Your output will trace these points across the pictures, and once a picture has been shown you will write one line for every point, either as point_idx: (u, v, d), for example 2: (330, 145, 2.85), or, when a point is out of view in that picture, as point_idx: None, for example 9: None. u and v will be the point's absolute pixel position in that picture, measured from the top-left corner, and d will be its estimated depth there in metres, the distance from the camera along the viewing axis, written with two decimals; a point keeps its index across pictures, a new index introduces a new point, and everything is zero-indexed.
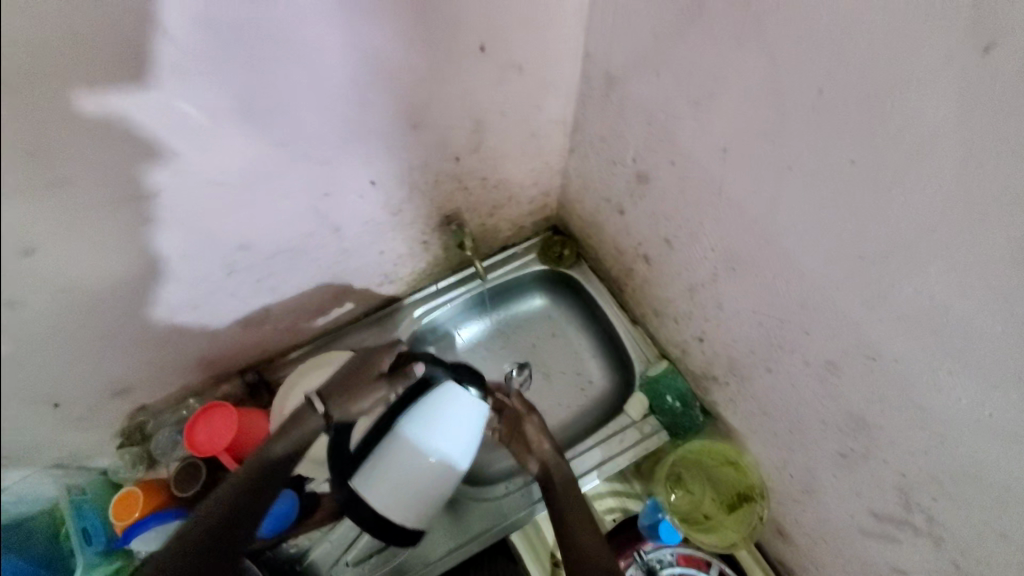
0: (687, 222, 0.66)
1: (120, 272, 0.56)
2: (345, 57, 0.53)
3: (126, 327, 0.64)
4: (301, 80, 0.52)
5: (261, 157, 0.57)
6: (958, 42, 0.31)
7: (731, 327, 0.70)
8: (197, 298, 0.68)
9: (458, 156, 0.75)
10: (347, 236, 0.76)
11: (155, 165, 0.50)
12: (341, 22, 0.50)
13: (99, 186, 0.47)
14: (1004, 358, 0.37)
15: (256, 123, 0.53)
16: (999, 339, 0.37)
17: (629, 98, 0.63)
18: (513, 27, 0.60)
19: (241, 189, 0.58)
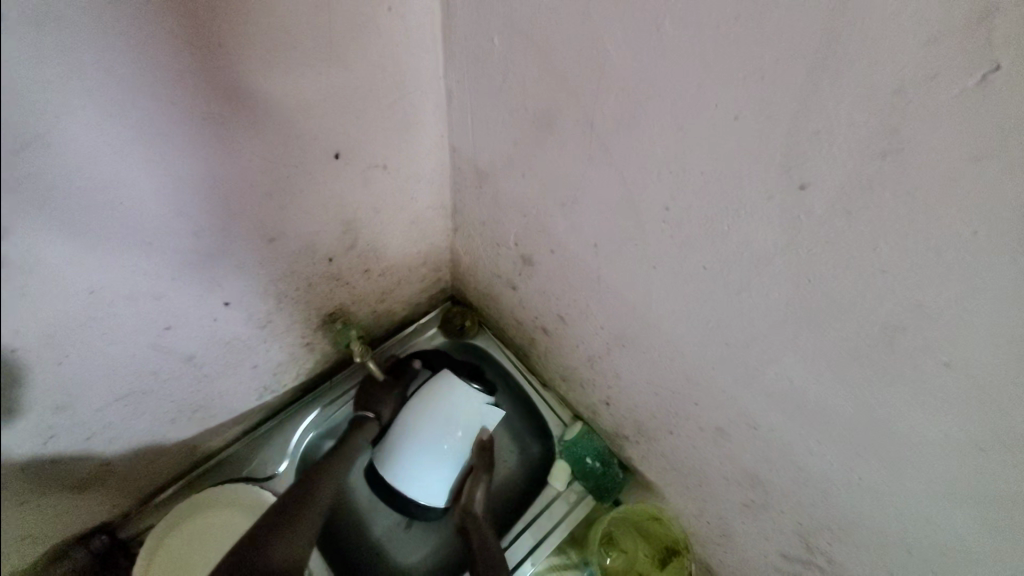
0: (575, 302, 0.67)
1: None
2: (167, 189, 0.44)
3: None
4: (128, 218, 0.43)
5: (79, 307, 0.45)
6: (773, 180, 0.33)
7: (632, 395, 0.71)
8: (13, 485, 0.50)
9: (332, 256, 0.68)
10: (205, 362, 0.65)
11: None
12: (155, 155, 0.41)
13: None
14: (864, 432, 0.41)
15: (76, 274, 0.42)
16: (861, 417, 0.40)
17: (502, 192, 0.63)
18: (370, 130, 0.56)
19: (51, 349, 0.45)
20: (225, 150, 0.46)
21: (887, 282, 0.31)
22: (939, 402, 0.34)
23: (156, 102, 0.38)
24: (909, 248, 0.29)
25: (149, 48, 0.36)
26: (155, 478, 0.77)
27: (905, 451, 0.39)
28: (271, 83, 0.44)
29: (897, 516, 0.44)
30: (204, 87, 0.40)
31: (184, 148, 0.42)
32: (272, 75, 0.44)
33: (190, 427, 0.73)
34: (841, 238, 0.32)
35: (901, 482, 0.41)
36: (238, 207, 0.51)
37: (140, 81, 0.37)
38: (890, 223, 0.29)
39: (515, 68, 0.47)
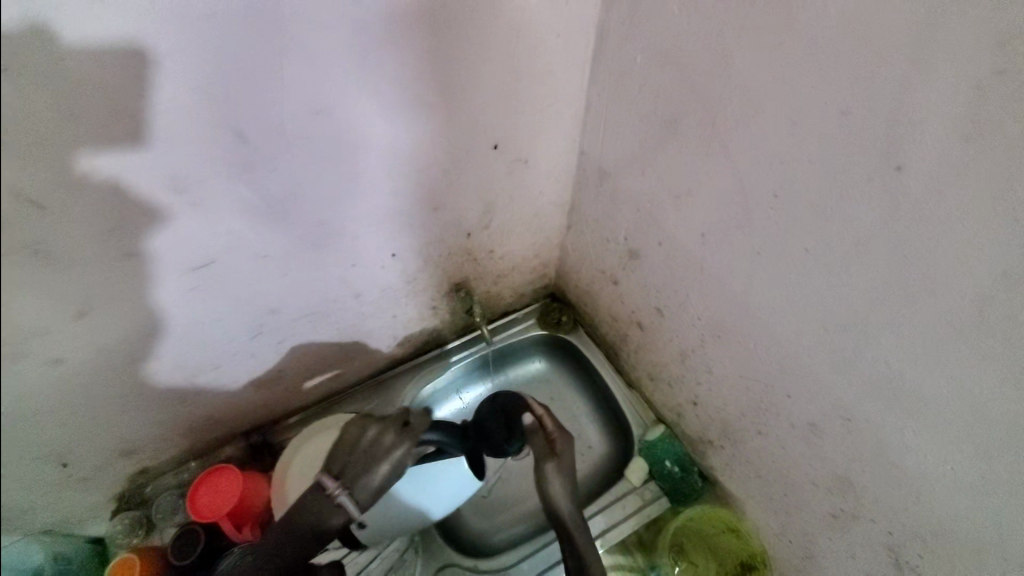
0: (677, 293, 0.73)
1: (116, 329, 0.57)
2: (379, 156, 0.62)
3: (146, 387, 0.68)
4: (352, 173, 0.62)
5: (309, 232, 0.65)
6: (872, 163, 0.40)
7: (721, 391, 0.75)
8: (187, 351, 0.69)
9: (470, 232, 0.83)
10: (365, 302, 0.82)
11: (164, 217, 0.52)
12: (374, 130, 0.59)
13: (120, 240, 0.50)
14: (958, 416, 0.43)
15: (314, 207, 0.62)
16: (956, 399, 0.42)
17: (622, 190, 0.74)
18: (522, 128, 0.71)
19: (282, 258, 0.66)
20: (423, 131, 0.63)
21: (977, 252, 0.36)
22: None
23: (391, 91, 0.57)
24: (996, 219, 0.34)
25: (400, 54, 0.54)
26: (303, 397, 0.96)
27: (1000, 435, 0.40)
28: (463, 86, 0.61)
29: (995, 516, 0.44)
30: (423, 82, 0.58)
31: (396, 125, 0.60)
32: (465, 78, 0.60)
33: (338, 357, 0.91)
34: (937, 213, 0.37)
35: (999, 476, 0.42)
36: (419, 178, 0.68)
37: (385, 77, 0.55)
38: (980, 195, 0.34)
39: (652, 81, 0.58)
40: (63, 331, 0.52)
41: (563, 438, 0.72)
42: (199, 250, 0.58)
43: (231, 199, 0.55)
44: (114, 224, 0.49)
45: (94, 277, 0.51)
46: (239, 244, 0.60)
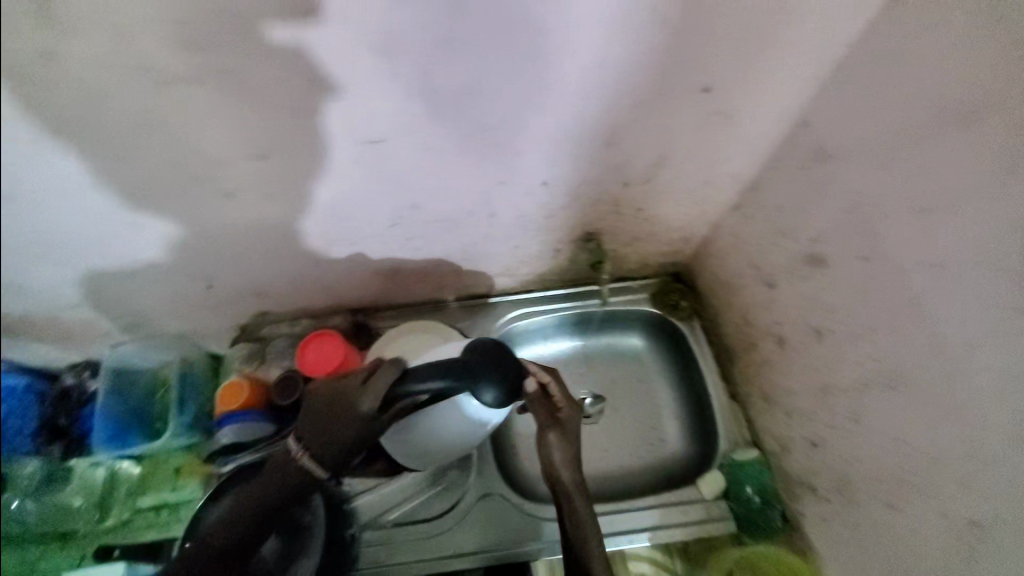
0: (859, 321, 0.61)
1: (281, 178, 0.64)
2: (578, 69, 0.55)
3: (294, 235, 0.76)
4: (537, 78, 0.55)
5: (475, 135, 0.61)
6: None
7: (857, 443, 0.64)
8: (330, 226, 0.75)
9: (627, 182, 0.74)
10: (498, 224, 0.79)
11: (334, 89, 0.54)
12: (582, 41, 0.52)
13: (294, 99, 0.55)
14: None
15: (488, 109, 0.58)
16: None
17: (836, 183, 0.61)
18: (749, 75, 0.59)
19: (436, 155, 0.63)
20: (637, 50, 0.54)
21: None
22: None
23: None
24: None
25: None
26: (410, 295, 1.00)
27: None
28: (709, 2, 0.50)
29: None
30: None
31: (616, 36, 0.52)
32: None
33: (456, 268, 0.92)
34: None
35: None
36: (610, 107, 0.60)
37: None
38: None
39: (967, 50, 0.44)
40: (240, 166, 0.62)
41: (568, 407, 0.73)
42: (376, 125, 0.59)
43: (376, 75, 0.53)
44: (295, 85, 0.53)
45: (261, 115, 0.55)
46: (401, 131, 0.59)
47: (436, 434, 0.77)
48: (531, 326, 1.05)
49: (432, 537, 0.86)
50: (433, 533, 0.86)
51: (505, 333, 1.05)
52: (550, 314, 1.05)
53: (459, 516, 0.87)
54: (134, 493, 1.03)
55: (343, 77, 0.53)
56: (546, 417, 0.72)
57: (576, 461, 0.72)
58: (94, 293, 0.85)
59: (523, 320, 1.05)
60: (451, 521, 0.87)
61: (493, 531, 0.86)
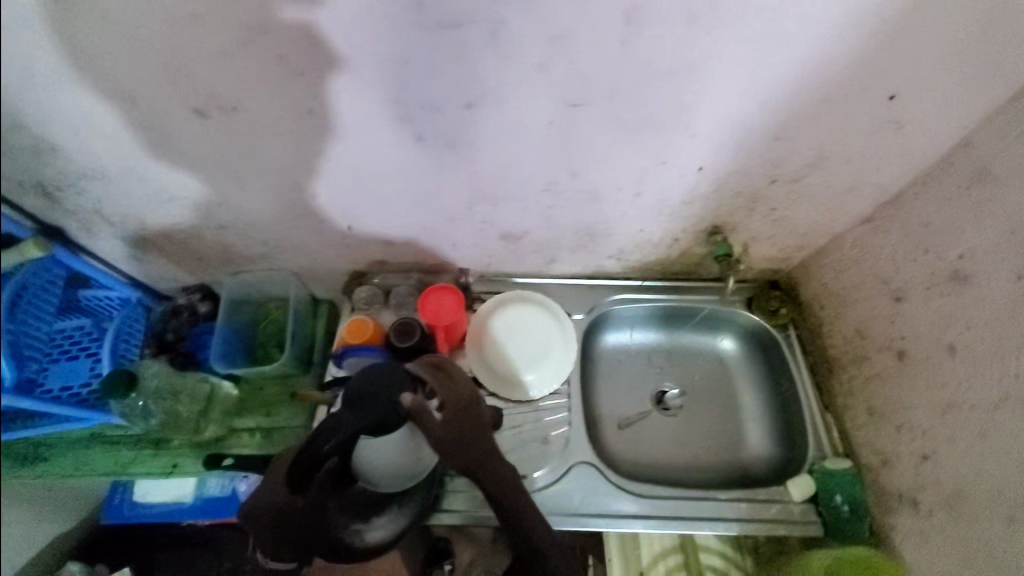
0: (1001, 337, 0.63)
1: (465, 133, 0.68)
2: (788, 61, 0.59)
3: (443, 191, 0.81)
4: (745, 64, 0.59)
5: (667, 113, 0.65)
6: None
7: (978, 457, 0.66)
8: (477, 189, 0.79)
9: (773, 180, 0.77)
10: (639, 203, 0.83)
11: (546, 57, 0.57)
12: (808, 35, 0.56)
13: (497, 63, 0.58)
14: None
15: (688, 89, 0.62)
16: None
17: (996, 203, 0.63)
18: (929, 89, 0.62)
19: (621, 128, 0.67)
20: (836, 47, 0.57)
21: None
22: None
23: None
24: None
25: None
26: (519, 265, 1.04)
27: None
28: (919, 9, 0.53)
29: None
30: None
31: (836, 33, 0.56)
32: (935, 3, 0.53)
33: (575, 244, 0.96)
34: None
35: None
36: (789, 99, 0.64)
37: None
38: None
39: None
40: (426, 119, 0.66)
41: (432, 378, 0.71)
42: (579, 90, 0.61)
43: (580, 45, 0.56)
44: (499, 48, 0.56)
45: (467, 71, 0.59)
46: (603, 99, 0.63)
47: (385, 468, 0.76)
48: (628, 313, 1.09)
49: (526, 492, 0.90)
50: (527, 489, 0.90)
51: (603, 315, 1.08)
52: (648, 304, 1.08)
53: (554, 477, 0.91)
54: (231, 414, 1.06)
55: (547, 45, 0.56)
56: (440, 434, 0.67)
57: (475, 429, 0.74)
58: (248, 219, 0.88)
59: (622, 305, 1.08)
60: (546, 480, 0.91)
61: (585, 498, 0.89)
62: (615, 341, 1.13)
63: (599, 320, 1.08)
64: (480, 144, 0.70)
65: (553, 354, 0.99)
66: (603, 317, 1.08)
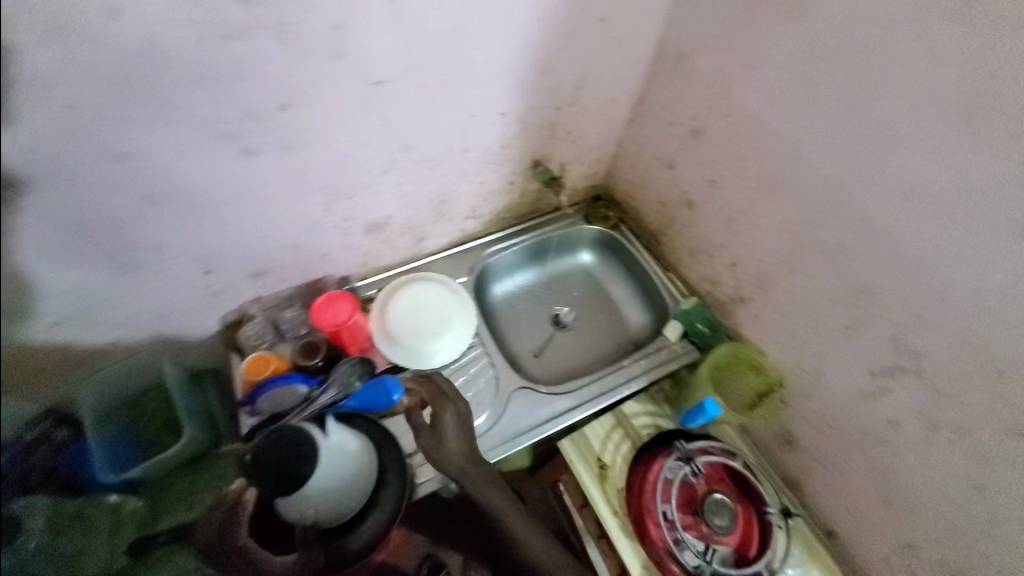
0: (736, 158, 0.90)
1: (296, 134, 0.74)
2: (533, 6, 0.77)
3: (292, 199, 0.84)
4: (499, 18, 0.76)
5: (459, 71, 0.79)
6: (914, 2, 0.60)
7: (757, 244, 0.94)
8: (328, 189, 0.86)
9: (559, 106, 0.97)
10: (469, 157, 0.96)
11: (339, 44, 0.67)
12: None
13: (294, 61, 0.66)
14: (951, 188, 0.63)
15: (466, 47, 0.77)
16: (967, 167, 0.61)
17: (694, 72, 0.91)
18: (625, 8, 0.86)
19: (427, 94, 0.79)
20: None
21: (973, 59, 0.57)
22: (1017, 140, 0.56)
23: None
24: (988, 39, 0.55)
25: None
26: (391, 253, 1.10)
27: (978, 192, 0.61)
28: None
29: (964, 264, 0.65)
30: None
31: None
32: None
33: (432, 215, 1.06)
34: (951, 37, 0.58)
35: (977, 228, 0.62)
36: (547, 36, 0.83)
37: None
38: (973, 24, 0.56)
39: None
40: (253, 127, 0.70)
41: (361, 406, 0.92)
42: (380, 67, 0.72)
43: (363, 30, 0.67)
44: (288, 49, 0.64)
45: (268, 74, 0.65)
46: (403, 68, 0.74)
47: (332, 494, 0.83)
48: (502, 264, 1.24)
49: (483, 437, 1.01)
50: (482, 434, 1.00)
51: (483, 273, 1.22)
52: (513, 248, 1.24)
53: (500, 414, 1.04)
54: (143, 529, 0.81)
55: (337, 33, 0.65)
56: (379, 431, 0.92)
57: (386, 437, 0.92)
58: (97, 289, 0.77)
59: (494, 259, 1.23)
60: (494, 419, 1.03)
61: (528, 417, 1.04)
62: (502, 291, 1.28)
63: (480, 278, 1.22)
64: (313, 144, 0.77)
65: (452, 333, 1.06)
66: (482, 273, 1.22)
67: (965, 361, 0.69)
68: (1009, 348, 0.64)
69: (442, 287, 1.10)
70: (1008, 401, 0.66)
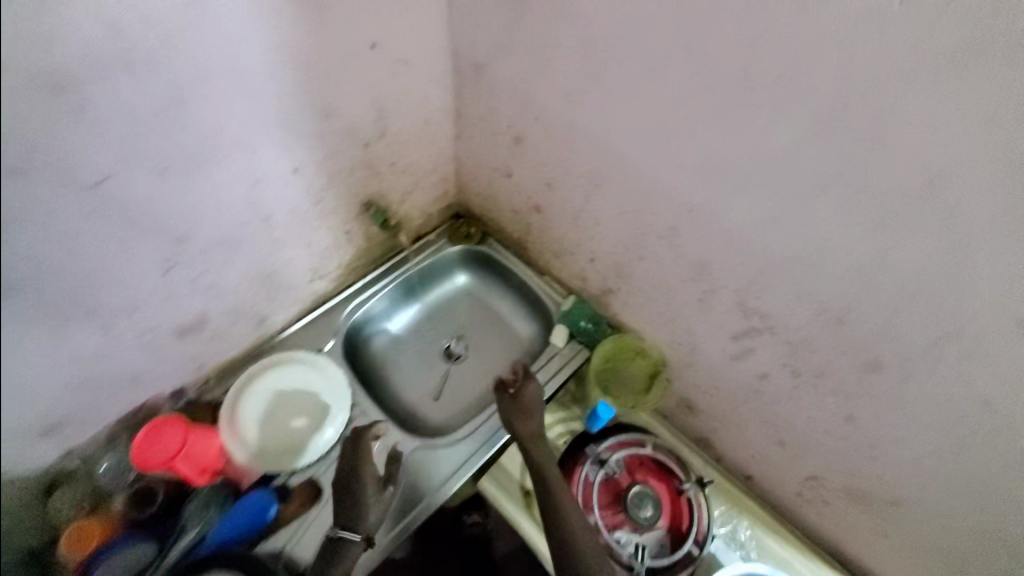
0: (561, 158, 0.86)
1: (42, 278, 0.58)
2: (274, 52, 0.65)
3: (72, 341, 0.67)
4: (237, 72, 0.63)
5: (212, 141, 0.66)
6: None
7: (607, 237, 0.91)
8: (105, 311, 0.70)
9: (367, 143, 0.87)
10: (277, 225, 0.84)
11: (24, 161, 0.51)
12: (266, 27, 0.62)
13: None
14: (747, 159, 0.62)
15: (211, 114, 0.64)
16: (753, 135, 0.60)
17: (496, 79, 0.85)
18: (398, 28, 0.77)
19: (180, 177, 0.66)
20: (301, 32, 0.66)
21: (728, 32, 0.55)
22: (788, 105, 0.56)
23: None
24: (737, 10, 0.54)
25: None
26: (231, 345, 0.95)
27: (769, 160, 0.60)
28: None
29: (776, 229, 0.65)
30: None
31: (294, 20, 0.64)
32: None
33: (262, 293, 0.92)
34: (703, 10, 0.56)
35: (778, 195, 0.62)
36: (312, 79, 0.71)
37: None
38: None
39: None
40: None
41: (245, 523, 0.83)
42: (96, 163, 0.57)
43: (64, 134, 0.52)
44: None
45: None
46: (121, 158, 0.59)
47: None
48: (370, 315, 1.12)
49: (388, 518, 0.91)
50: (385, 517, 0.90)
51: (351, 332, 1.09)
52: (378, 294, 1.13)
53: (403, 487, 0.94)
54: None
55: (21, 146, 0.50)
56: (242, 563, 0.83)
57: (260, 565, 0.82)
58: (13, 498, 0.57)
59: (358, 313, 1.10)
60: (396, 495, 0.93)
61: (433, 478, 0.96)
62: (382, 339, 1.16)
63: (347, 337, 1.09)
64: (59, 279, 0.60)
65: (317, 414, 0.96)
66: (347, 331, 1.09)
67: (803, 316, 0.71)
68: (834, 299, 0.65)
69: (300, 367, 0.97)
70: (845, 344, 0.69)
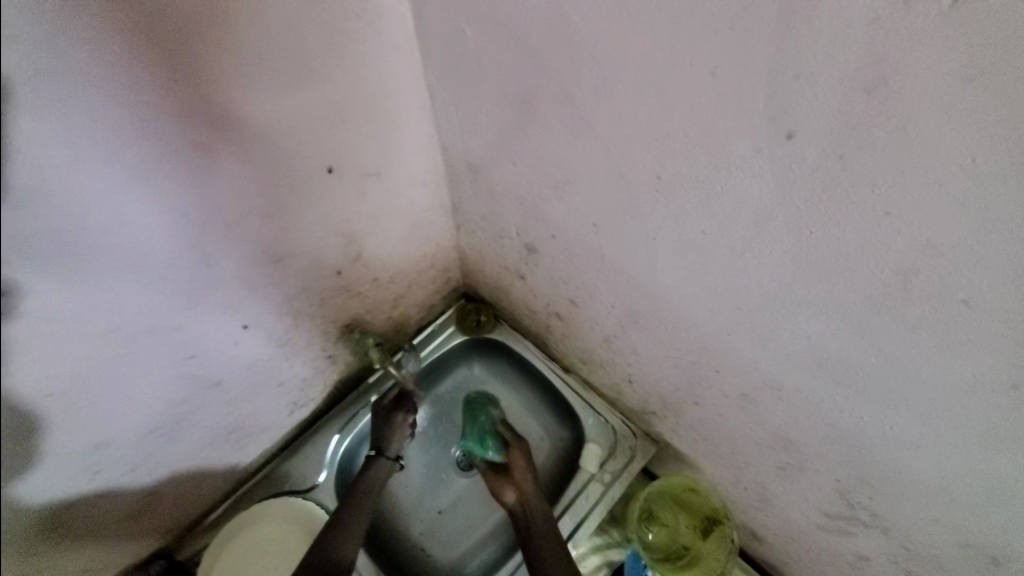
0: (585, 284, 0.66)
1: None
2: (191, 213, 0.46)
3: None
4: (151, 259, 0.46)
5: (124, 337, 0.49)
6: (741, 131, 0.34)
7: (652, 370, 0.71)
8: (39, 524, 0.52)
9: (339, 269, 0.69)
10: (231, 386, 0.67)
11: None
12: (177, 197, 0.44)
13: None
14: (878, 369, 0.40)
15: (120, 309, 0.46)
16: (891, 348, 0.37)
17: (496, 184, 0.64)
18: (355, 141, 0.57)
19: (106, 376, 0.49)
20: (227, 183, 0.47)
21: (866, 224, 0.32)
22: (983, 340, 0.32)
23: (154, 119, 0.39)
24: (892, 196, 0.30)
25: (153, 75, 0.37)
26: (208, 497, 0.82)
27: (915, 379, 0.38)
28: (241, 122, 0.44)
29: (907, 445, 0.44)
30: (175, 96, 0.39)
31: (196, 167, 0.44)
32: (241, 99, 0.43)
33: (230, 447, 0.77)
34: (824, 183, 0.32)
35: (921, 415, 0.40)
36: (251, 233, 0.53)
37: (151, 113, 0.38)
38: (851, 170, 0.31)
39: (492, 60, 0.47)
40: None
41: None
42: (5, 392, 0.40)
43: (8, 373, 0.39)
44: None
45: None
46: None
47: None
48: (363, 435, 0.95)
49: None
50: None
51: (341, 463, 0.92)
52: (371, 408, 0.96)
53: None
54: None
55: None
56: None
57: None
58: None
59: (348, 437, 0.93)
60: None
61: None
62: None
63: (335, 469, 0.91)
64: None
65: (298, 536, 0.81)
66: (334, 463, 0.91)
67: (938, 537, 0.49)
68: (995, 543, 0.44)
69: (285, 516, 0.83)
70: None
